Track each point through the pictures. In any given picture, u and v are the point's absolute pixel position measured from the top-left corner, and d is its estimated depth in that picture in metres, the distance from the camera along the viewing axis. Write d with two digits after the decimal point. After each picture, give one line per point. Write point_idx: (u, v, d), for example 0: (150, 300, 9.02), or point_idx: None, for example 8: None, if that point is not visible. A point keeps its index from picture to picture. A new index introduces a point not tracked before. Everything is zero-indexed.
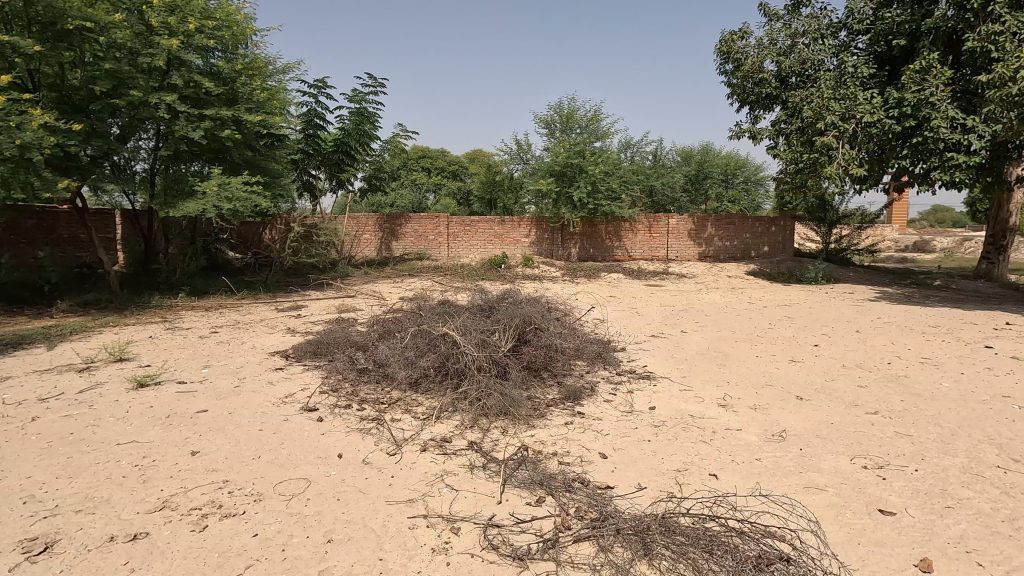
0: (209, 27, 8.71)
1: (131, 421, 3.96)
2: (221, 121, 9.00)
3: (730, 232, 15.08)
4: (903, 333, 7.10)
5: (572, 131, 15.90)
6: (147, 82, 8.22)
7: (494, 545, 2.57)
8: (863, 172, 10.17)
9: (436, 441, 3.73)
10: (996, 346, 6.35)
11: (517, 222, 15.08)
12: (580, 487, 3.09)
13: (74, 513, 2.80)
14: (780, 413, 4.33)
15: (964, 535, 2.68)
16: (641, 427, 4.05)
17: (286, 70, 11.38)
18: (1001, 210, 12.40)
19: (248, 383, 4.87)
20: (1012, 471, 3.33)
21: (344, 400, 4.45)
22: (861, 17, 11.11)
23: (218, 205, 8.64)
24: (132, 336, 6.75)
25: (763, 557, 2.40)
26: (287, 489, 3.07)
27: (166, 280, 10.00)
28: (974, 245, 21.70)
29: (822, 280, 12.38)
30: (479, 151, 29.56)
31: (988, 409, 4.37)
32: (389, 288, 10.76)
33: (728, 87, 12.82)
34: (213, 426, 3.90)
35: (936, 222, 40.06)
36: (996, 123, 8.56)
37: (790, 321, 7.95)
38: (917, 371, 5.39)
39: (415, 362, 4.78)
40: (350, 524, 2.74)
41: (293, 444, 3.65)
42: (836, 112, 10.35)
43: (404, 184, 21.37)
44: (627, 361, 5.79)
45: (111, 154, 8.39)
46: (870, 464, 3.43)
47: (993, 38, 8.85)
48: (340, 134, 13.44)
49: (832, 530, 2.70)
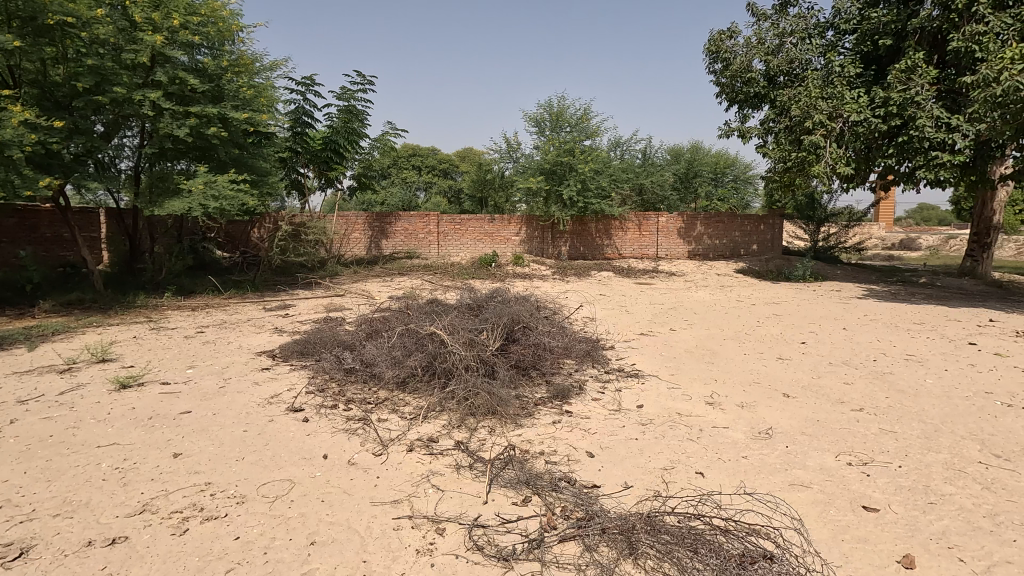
0: (194, 22, 8.63)
1: (112, 423, 3.91)
2: (206, 118, 8.89)
3: (720, 231, 15.11)
4: (889, 329, 7.19)
5: (562, 129, 15.79)
6: (130, 79, 8.10)
7: (479, 546, 2.55)
8: (850, 171, 10.24)
9: (423, 441, 3.71)
10: (979, 343, 6.44)
11: (507, 221, 15.13)
12: (566, 487, 3.08)
13: (51, 517, 2.75)
14: (766, 411, 4.35)
15: (946, 531, 2.70)
16: (628, 425, 4.06)
17: (273, 67, 11.23)
18: (985, 209, 12.58)
19: (233, 383, 4.83)
20: (993, 466, 3.37)
21: (329, 400, 4.41)
22: (847, 17, 11.20)
23: (203, 204, 8.56)
24: (115, 336, 6.65)
25: (746, 556, 2.40)
26: (270, 490, 3.03)
27: (152, 279, 9.94)
28: (958, 241, 21.99)
29: (810, 277, 12.49)
30: (471, 150, 29.54)
31: (971, 405, 4.41)
32: (378, 287, 10.67)
33: (717, 86, 12.86)
34: (197, 427, 3.85)
35: (921, 219, 40.86)
36: (980, 123, 8.64)
37: (778, 319, 8.02)
38: (901, 368, 5.43)
39: (402, 361, 4.74)
40: (334, 526, 2.71)
41: (278, 445, 3.61)
42: (824, 111, 10.41)
43: (394, 183, 21.24)
44: (615, 358, 5.81)
45: (95, 152, 8.27)
46: (854, 461, 3.46)
47: (977, 38, 8.96)
48: (328, 132, 13.35)
49: (816, 528, 2.71)
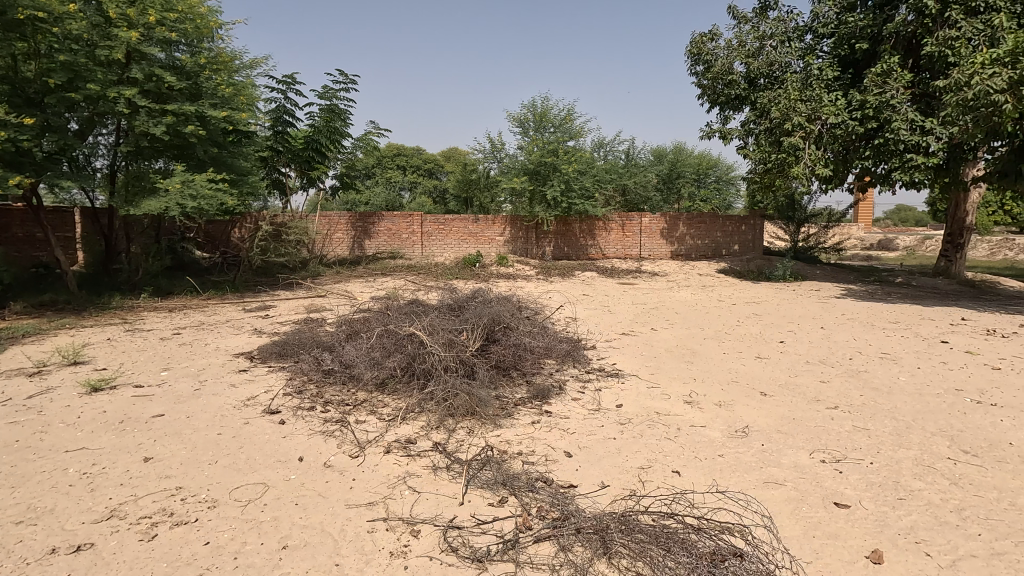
0: (171, 19, 8.50)
1: (82, 427, 3.82)
2: (184, 116, 8.75)
3: (702, 231, 15.25)
4: (865, 328, 7.31)
5: (546, 129, 15.81)
6: (105, 76, 7.96)
7: (454, 547, 2.54)
8: (828, 172, 10.40)
9: (401, 442, 3.69)
10: (952, 341, 6.58)
11: (491, 221, 15.11)
12: (542, 487, 3.08)
13: (14, 524, 2.68)
14: (744, 409, 4.39)
15: (914, 526, 2.75)
16: (607, 424, 4.07)
17: (253, 65, 11.09)
18: (958, 210, 12.85)
19: (209, 385, 4.75)
20: (961, 462, 3.44)
21: (307, 402, 4.36)
22: (825, 21, 11.39)
23: (181, 203, 8.43)
24: (88, 339, 6.51)
25: (717, 553, 2.42)
26: (243, 494, 2.99)
27: (128, 280, 9.75)
28: (934, 241, 22.46)
29: (790, 277, 12.66)
30: (456, 150, 29.45)
31: (942, 402, 4.50)
32: (361, 287, 10.59)
33: (699, 88, 12.99)
34: (169, 431, 3.78)
35: (898, 219, 41.70)
36: (952, 126, 8.83)
37: (757, 318, 8.11)
38: (875, 366, 5.53)
39: (381, 363, 4.70)
40: (307, 529, 2.68)
41: (252, 448, 3.56)
42: (803, 114, 10.56)
43: (378, 183, 21.09)
44: (596, 358, 5.83)
45: (69, 151, 8.10)
46: (828, 458, 3.51)
47: (950, 43, 9.15)
48: (309, 131, 13.21)
49: (787, 524, 2.74)
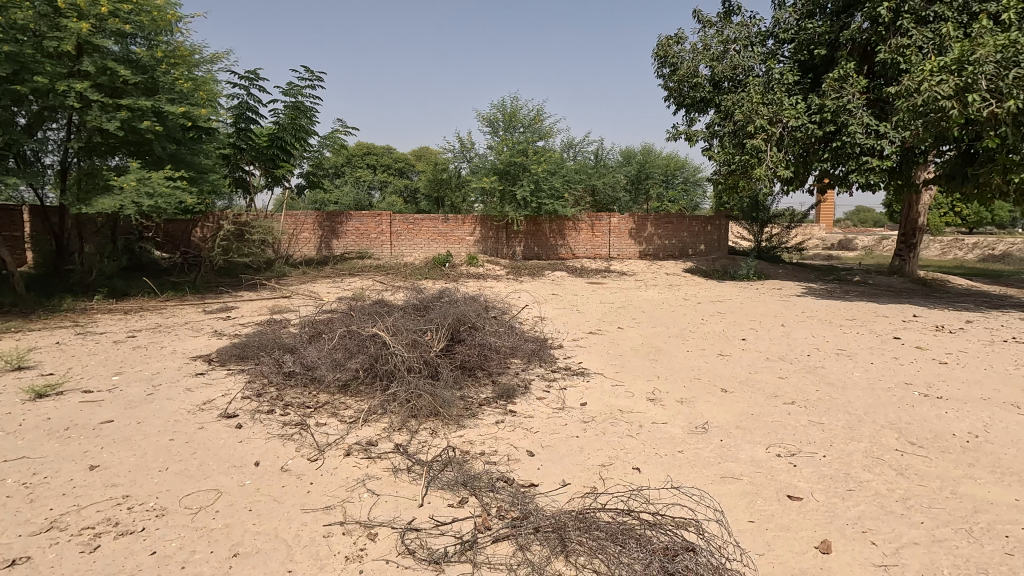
0: (125, 10, 8.19)
1: (23, 435, 3.64)
2: (140, 111, 8.44)
3: (669, 231, 15.50)
4: (823, 326, 7.54)
5: (516, 129, 15.83)
6: (54, 68, 7.62)
7: (411, 550, 2.51)
8: (789, 174, 10.69)
9: (361, 444, 3.63)
10: (903, 337, 6.84)
11: (461, 221, 15.05)
12: (503, 487, 3.07)
13: None
14: (704, 406, 4.48)
15: (861, 516, 2.84)
16: (570, 423, 4.09)
17: (214, 60, 10.78)
18: (911, 211, 13.30)
19: (163, 390, 4.60)
20: (908, 453, 3.58)
21: (266, 405, 4.26)
22: (786, 27, 11.72)
23: (137, 202, 8.14)
24: (35, 343, 6.22)
25: (671, 548, 2.46)
26: (194, 501, 2.90)
27: (80, 281, 9.36)
28: (891, 241, 23.30)
29: (753, 276, 12.97)
30: (426, 149, 29.23)
31: (892, 396, 4.67)
32: (327, 288, 10.41)
33: (665, 90, 13.19)
34: (118, 437, 3.64)
35: (858, 220, 43.15)
36: (904, 130, 9.18)
37: (721, 316, 8.28)
38: (831, 362, 5.71)
39: (343, 364, 4.62)
40: (260, 536, 2.62)
41: (206, 453, 3.46)
42: (765, 117, 10.83)
43: (347, 182, 20.77)
44: (563, 357, 5.85)
45: (15, 146, 7.74)
46: (783, 452, 3.60)
47: (901, 50, 9.51)
48: (274, 129, 12.91)
49: (741, 518, 2.80)
